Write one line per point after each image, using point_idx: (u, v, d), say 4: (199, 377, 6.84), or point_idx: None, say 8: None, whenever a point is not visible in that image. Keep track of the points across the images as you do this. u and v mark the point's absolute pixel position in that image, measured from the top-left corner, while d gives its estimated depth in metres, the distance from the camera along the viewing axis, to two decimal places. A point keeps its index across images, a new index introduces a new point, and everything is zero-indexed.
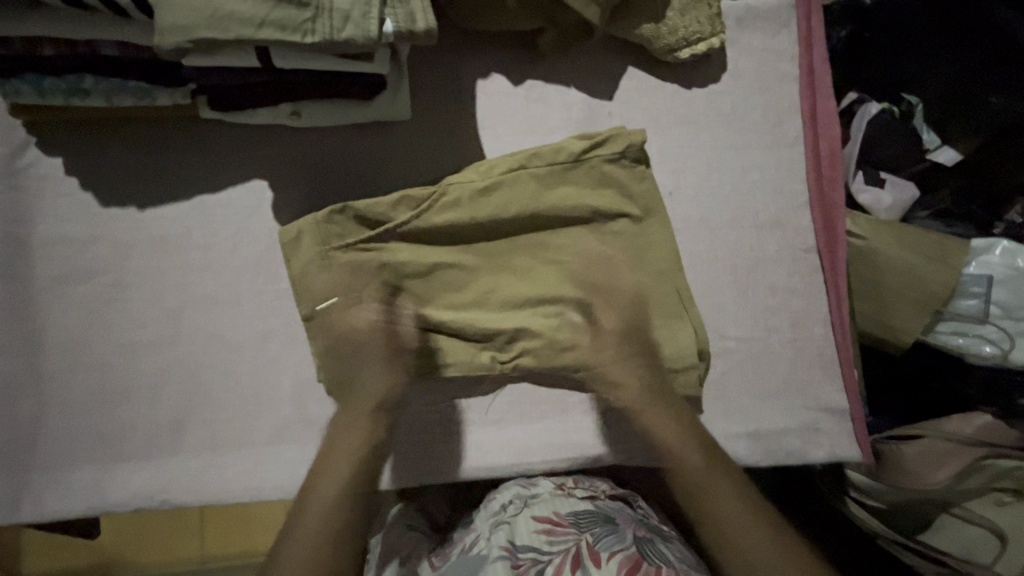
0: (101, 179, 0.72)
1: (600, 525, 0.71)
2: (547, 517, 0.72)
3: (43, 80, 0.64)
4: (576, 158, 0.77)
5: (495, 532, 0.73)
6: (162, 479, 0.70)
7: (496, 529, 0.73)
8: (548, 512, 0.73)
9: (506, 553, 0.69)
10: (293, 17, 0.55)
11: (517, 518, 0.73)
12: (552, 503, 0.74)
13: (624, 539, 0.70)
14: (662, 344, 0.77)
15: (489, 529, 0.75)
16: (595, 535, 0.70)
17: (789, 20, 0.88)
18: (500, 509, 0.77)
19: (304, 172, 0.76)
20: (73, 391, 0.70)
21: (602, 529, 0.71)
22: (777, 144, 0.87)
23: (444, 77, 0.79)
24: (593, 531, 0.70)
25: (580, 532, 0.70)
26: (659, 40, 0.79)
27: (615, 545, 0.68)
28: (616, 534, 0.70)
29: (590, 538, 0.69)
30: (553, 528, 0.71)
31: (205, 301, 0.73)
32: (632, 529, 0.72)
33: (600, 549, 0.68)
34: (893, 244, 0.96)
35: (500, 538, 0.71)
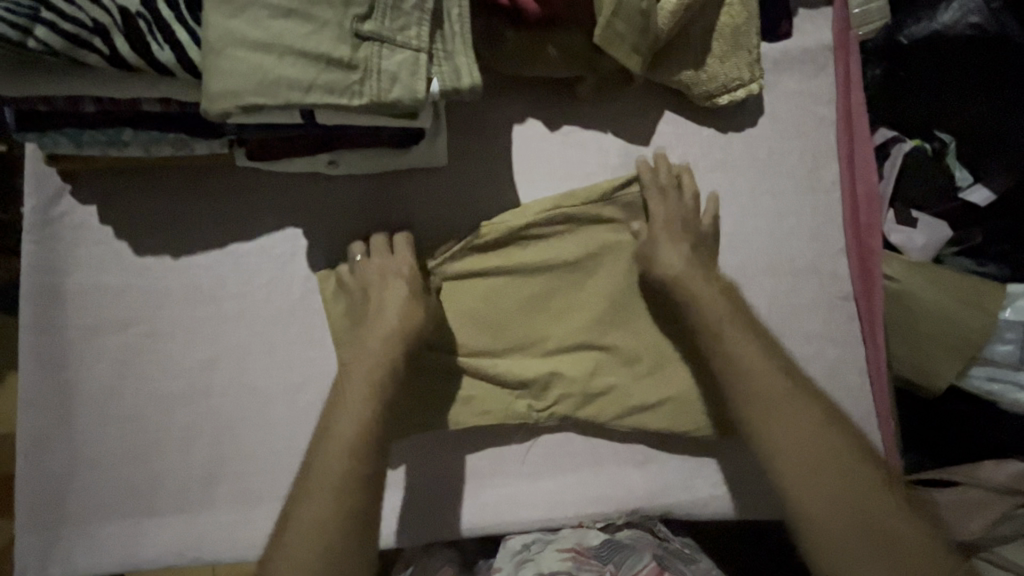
0: (136, 228, 0.72)
1: (623, 553, 0.74)
2: (570, 550, 0.74)
3: (82, 133, 0.63)
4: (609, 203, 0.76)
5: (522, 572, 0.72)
6: (195, 533, 0.70)
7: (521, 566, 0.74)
8: (571, 544, 0.74)
9: None
10: (341, 80, 0.55)
11: (541, 553, 0.74)
12: (572, 534, 0.76)
13: (644, 560, 0.73)
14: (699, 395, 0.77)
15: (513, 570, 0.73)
16: (616, 563, 0.72)
17: (826, 64, 0.87)
18: (519, 549, 0.76)
19: (339, 220, 0.75)
20: (106, 445, 0.69)
21: (621, 555, 0.74)
22: (814, 190, 0.86)
23: (479, 122, 0.78)
24: (614, 559, 0.73)
25: (603, 563, 0.72)
26: (698, 87, 0.78)
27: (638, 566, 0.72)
28: (636, 557, 0.73)
29: (614, 567, 0.72)
30: (577, 559, 0.73)
31: (237, 352, 0.72)
32: (649, 549, 0.75)
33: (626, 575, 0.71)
34: (930, 289, 0.92)
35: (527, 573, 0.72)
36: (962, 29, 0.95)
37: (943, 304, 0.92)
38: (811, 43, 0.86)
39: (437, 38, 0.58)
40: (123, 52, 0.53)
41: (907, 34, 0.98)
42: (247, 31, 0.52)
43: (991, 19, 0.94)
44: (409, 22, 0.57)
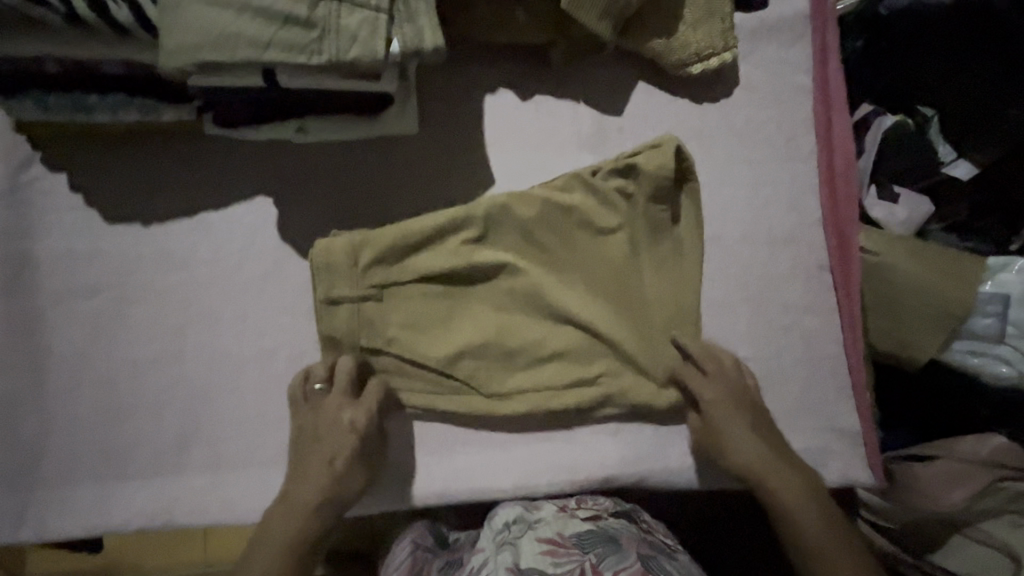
0: (106, 195, 0.72)
1: (601, 545, 0.70)
2: (550, 539, 0.71)
3: (47, 98, 0.63)
4: (583, 180, 0.75)
5: (501, 553, 0.70)
6: (165, 498, 0.70)
7: (498, 548, 0.71)
8: (552, 534, 0.72)
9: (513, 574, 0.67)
10: (299, 38, 0.55)
11: (521, 539, 0.72)
12: (555, 524, 0.73)
13: (627, 556, 0.69)
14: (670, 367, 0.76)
15: (495, 550, 0.72)
16: (599, 555, 0.69)
17: (803, 32, 0.86)
18: (501, 526, 0.75)
19: (309, 188, 0.75)
20: (77, 410, 0.70)
21: (604, 549, 0.70)
22: (791, 160, 0.85)
23: (451, 91, 0.78)
24: (596, 552, 0.69)
25: (583, 554, 0.69)
26: (670, 55, 0.78)
27: (620, 564, 0.68)
28: (619, 553, 0.69)
29: (594, 558, 0.68)
30: (556, 550, 0.70)
31: (209, 318, 0.72)
32: (636, 547, 0.71)
33: (603, 568, 0.67)
34: (908, 261, 0.93)
35: (504, 558, 0.69)
36: None
37: (922, 276, 0.92)
38: (788, 11, 0.86)
39: None
40: (80, 10, 0.53)
41: (887, 5, 0.96)
42: None
43: None
44: None
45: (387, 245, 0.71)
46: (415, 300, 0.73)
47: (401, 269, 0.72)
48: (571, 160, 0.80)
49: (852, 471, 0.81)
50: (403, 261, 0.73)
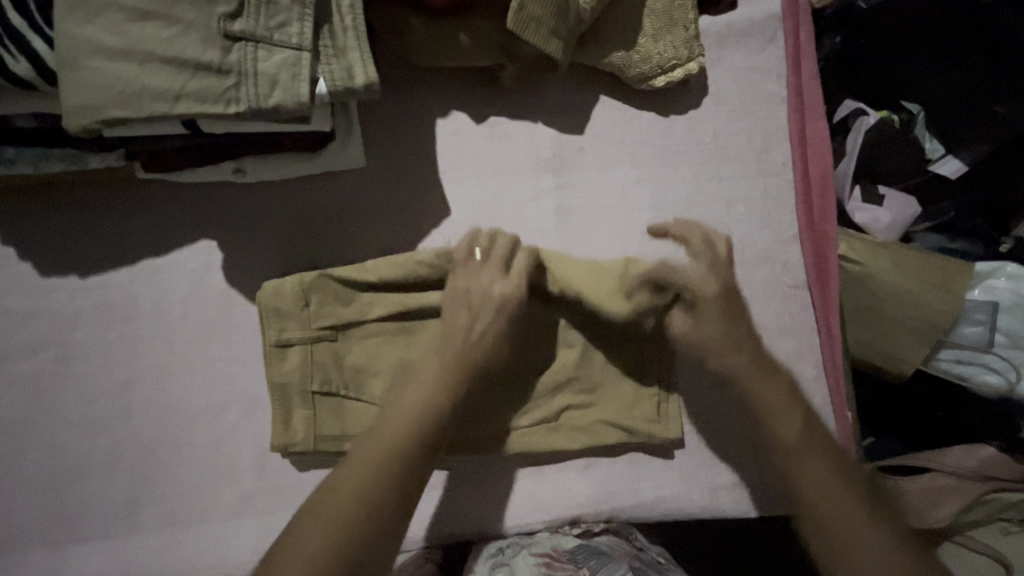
0: (41, 247, 0.69)
1: (599, 560, 0.69)
2: (545, 554, 0.70)
3: None
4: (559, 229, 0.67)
5: None
6: (122, 559, 0.68)
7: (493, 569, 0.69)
8: (547, 548, 0.70)
9: None
10: (213, 86, 0.51)
11: (516, 558, 0.69)
12: (550, 539, 0.72)
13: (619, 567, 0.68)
14: (640, 400, 0.73)
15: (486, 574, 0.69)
16: (592, 568, 0.68)
17: (775, 35, 0.81)
18: (493, 552, 0.72)
19: (254, 230, 0.71)
20: (25, 473, 0.68)
21: (597, 562, 0.69)
22: (764, 173, 0.81)
23: (401, 118, 0.74)
24: (589, 565, 0.68)
25: (577, 568, 0.68)
26: (630, 69, 0.73)
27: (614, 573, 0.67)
28: (610, 563, 0.68)
29: (589, 572, 0.68)
30: (551, 565, 0.68)
31: (156, 371, 0.70)
32: (628, 558, 0.69)
33: None
34: (892, 270, 0.89)
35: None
36: None
37: (907, 287, 0.88)
38: (757, 13, 0.80)
39: (324, 34, 0.54)
40: None
41: None
42: (103, 40, 0.48)
43: None
44: (289, 18, 0.52)
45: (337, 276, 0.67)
46: (372, 338, 0.69)
47: (354, 309, 0.68)
48: (531, 184, 0.76)
49: None
50: (360, 299, 0.68)
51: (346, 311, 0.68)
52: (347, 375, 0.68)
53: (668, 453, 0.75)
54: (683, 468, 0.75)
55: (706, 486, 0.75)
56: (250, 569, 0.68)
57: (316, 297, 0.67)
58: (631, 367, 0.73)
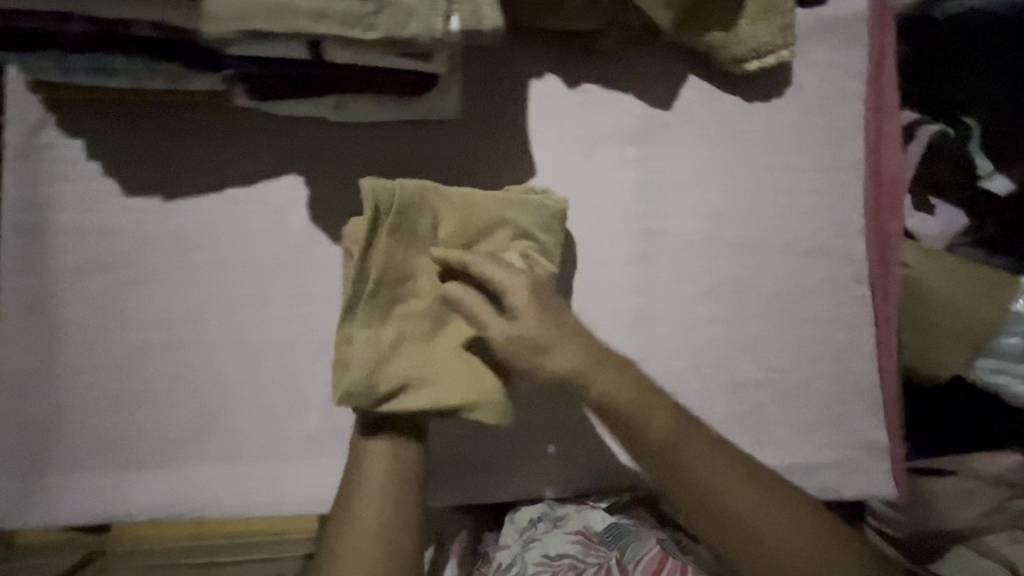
0: (126, 165, 0.67)
1: (628, 540, 0.74)
2: (577, 532, 0.74)
3: (68, 58, 0.58)
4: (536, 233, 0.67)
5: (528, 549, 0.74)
6: (182, 487, 0.67)
7: (526, 544, 0.74)
8: (578, 528, 0.74)
9: (543, 568, 0.72)
10: (353, 10, 0.50)
11: (548, 536, 0.74)
12: (581, 517, 0.75)
13: (645, 543, 0.74)
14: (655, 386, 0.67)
15: (521, 544, 0.75)
16: (621, 550, 0.73)
17: (860, 34, 0.83)
18: (527, 524, 0.76)
19: (340, 171, 0.71)
20: (89, 393, 0.66)
21: (624, 542, 0.74)
22: (836, 167, 0.82)
23: (496, 74, 0.74)
24: (618, 546, 0.73)
25: (608, 550, 0.73)
26: (726, 50, 0.74)
27: (641, 553, 0.72)
28: (638, 541, 0.74)
29: (618, 554, 0.73)
30: (584, 544, 0.74)
31: (229, 302, 0.69)
32: (653, 533, 0.75)
33: (626, 561, 0.72)
34: (941, 275, 0.91)
35: (534, 554, 0.73)
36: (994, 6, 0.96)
37: (952, 293, 0.91)
38: (846, 11, 0.82)
39: None
40: None
41: (941, 10, 0.97)
42: None
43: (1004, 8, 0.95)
44: None
45: (428, 197, 0.63)
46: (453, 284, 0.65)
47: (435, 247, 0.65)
48: (615, 155, 0.77)
49: (874, 486, 0.81)
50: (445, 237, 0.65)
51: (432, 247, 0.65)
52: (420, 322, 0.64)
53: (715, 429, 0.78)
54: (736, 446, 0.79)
55: None
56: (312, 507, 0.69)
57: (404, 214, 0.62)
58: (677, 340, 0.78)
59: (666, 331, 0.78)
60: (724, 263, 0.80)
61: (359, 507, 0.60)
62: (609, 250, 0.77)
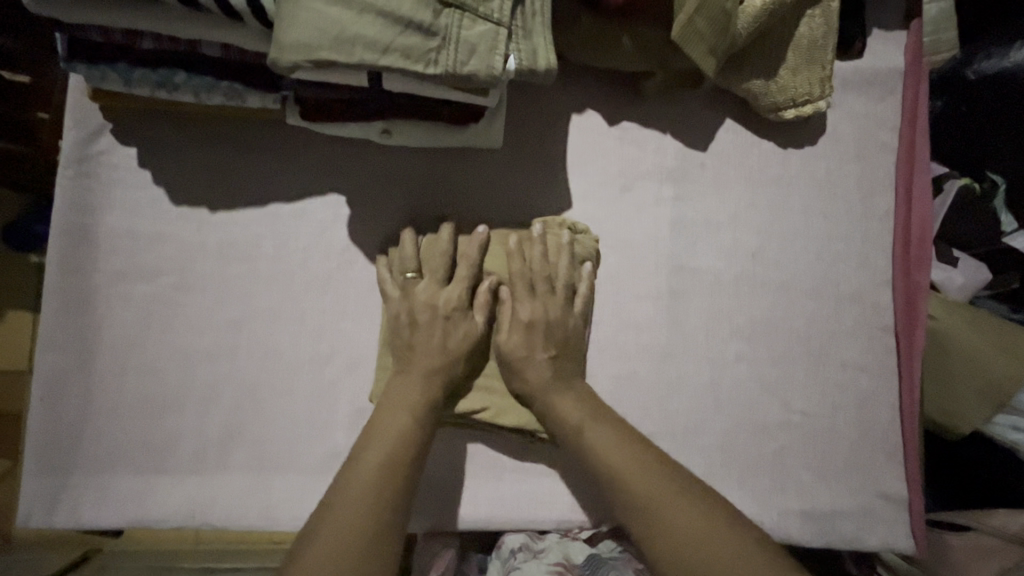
0: (177, 175, 0.69)
1: (608, 572, 0.71)
2: (558, 564, 0.71)
3: (133, 71, 0.60)
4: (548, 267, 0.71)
5: None
6: (206, 495, 0.67)
7: None
8: (560, 559, 0.71)
9: None
10: (418, 46, 0.52)
11: (527, 564, 0.71)
12: (563, 548, 0.73)
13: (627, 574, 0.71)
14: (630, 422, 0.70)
15: None
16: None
17: (895, 88, 0.84)
18: (508, 556, 0.74)
19: (383, 192, 0.72)
20: (123, 397, 0.67)
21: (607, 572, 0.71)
22: (866, 218, 0.84)
23: (540, 107, 0.76)
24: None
25: None
26: (766, 97, 0.76)
27: None
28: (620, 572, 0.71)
29: None
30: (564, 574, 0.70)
31: (266, 314, 0.70)
32: (634, 564, 0.72)
33: None
34: (965, 328, 0.92)
35: None
36: None
37: (974, 347, 0.91)
38: (883, 66, 0.84)
39: (519, 15, 0.56)
40: None
41: (974, 69, 0.97)
42: None
43: None
44: None
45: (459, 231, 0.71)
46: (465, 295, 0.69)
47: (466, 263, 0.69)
48: (651, 191, 0.78)
49: (894, 537, 0.80)
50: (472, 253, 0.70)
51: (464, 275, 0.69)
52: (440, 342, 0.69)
53: (735, 469, 0.78)
54: (755, 487, 0.78)
55: (773, 508, 0.78)
56: None
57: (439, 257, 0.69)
58: (704, 380, 0.78)
59: (692, 370, 0.78)
60: (753, 305, 0.80)
61: (356, 479, 0.58)
62: (641, 285, 0.78)
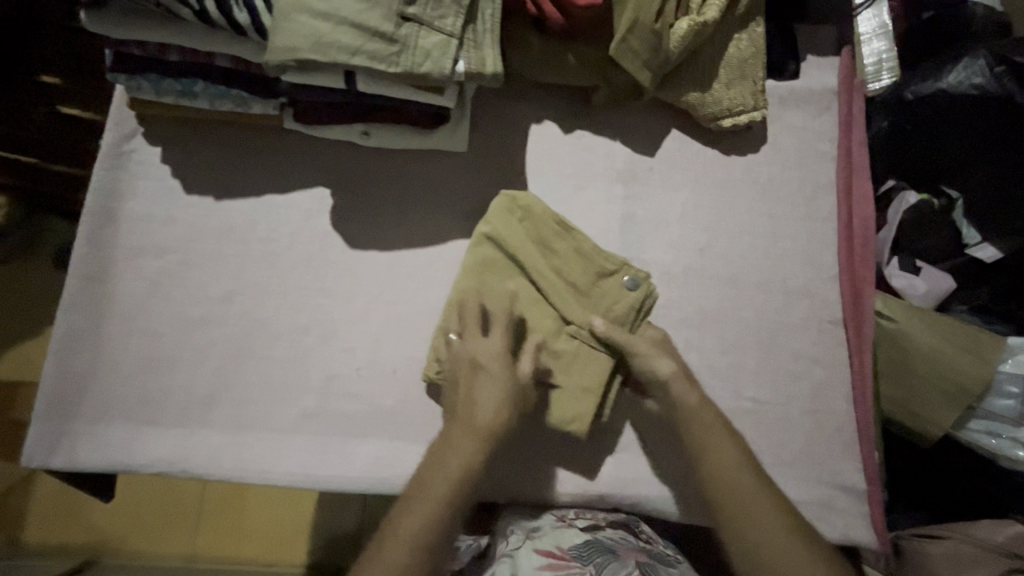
0: (191, 169, 0.82)
1: (605, 558, 0.70)
2: (549, 551, 0.71)
3: (163, 81, 0.74)
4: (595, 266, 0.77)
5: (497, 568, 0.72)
6: (187, 447, 0.74)
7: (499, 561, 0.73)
8: (550, 546, 0.72)
9: None
10: (381, 50, 0.65)
11: (520, 549, 0.72)
12: (554, 537, 0.73)
13: (625, 563, 0.70)
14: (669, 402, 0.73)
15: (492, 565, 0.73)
16: (597, 564, 0.69)
17: (830, 104, 0.93)
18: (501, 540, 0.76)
19: (363, 187, 0.84)
20: (125, 354, 0.76)
21: (603, 559, 0.70)
22: (811, 218, 0.90)
23: (502, 118, 0.87)
24: (595, 561, 0.70)
25: (583, 565, 0.69)
26: (703, 108, 0.85)
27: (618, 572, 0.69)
28: (617, 560, 0.70)
29: (595, 569, 0.69)
30: (554, 563, 0.70)
31: (255, 288, 0.79)
32: (632, 555, 0.72)
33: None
34: (925, 330, 0.93)
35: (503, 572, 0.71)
36: (965, 89, 0.98)
37: (937, 349, 0.92)
38: (816, 86, 0.94)
39: (469, 29, 0.68)
40: (210, 10, 0.64)
41: (913, 91, 1.03)
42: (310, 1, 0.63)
43: (995, 82, 0.96)
44: (447, 13, 0.67)
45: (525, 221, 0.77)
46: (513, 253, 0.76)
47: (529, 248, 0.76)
48: (603, 190, 0.87)
49: (854, 530, 0.79)
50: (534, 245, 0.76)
51: (573, 305, 0.76)
52: (485, 302, 0.75)
53: None
54: None
55: None
56: (297, 481, 0.74)
57: (510, 247, 0.76)
58: None
59: None
60: (703, 296, 0.86)
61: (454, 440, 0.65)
62: None
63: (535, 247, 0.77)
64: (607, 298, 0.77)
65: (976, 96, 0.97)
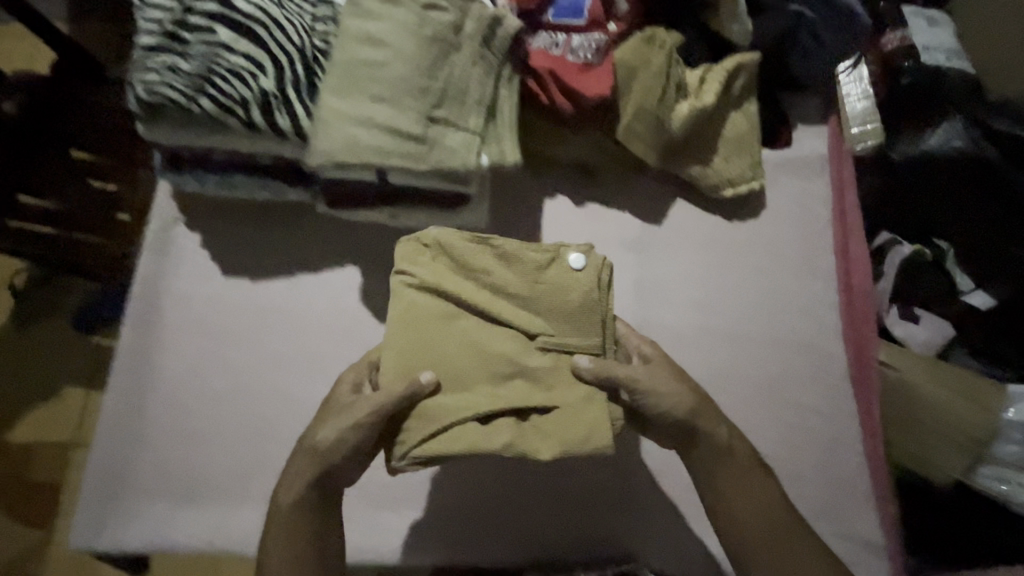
0: (227, 253, 0.87)
1: None
2: None
3: (206, 176, 0.80)
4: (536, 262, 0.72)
5: None
6: (225, 523, 0.77)
7: None
8: None
9: None
10: (413, 149, 0.71)
11: None
12: None
13: None
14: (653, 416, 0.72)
15: None
16: None
17: (822, 169, 1.00)
18: None
19: (387, 265, 0.89)
20: (165, 433, 0.80)
21: None
22: (811, 277, 0.95)
23: (516, 194, 0.93)
24: None
25: None
26: (705, 179, 0.92)
27: None
28: None
29: None
30: None
31: (289, 364, 0.84)
32: None
33: None
34: (928, 379, 0.97)
35: None
36: (947, 150, 1.08)
37: (941, 398, 0.96)
38: (808, 153, 1.00)
39: (491, 126, 0.75)
40: (257, 119, 0.70)
41: (898, 153, 1.10)
42: (349, 111, 0.70)
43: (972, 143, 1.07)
44: (471, 112, 0.73)
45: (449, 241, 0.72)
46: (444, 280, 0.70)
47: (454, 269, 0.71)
48: (614, 258, 0.92)
49: None
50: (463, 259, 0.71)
51: (510, 311, 0.70)
52: (415, 334, 0.69)
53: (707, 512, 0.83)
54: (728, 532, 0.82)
55: None
56: None
57: (431, 268, 0.71)
58: None
59: None
60: (713, 356, 0.90)
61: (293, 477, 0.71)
62: None
63: (461, 277, 0.72)
64: (561, 289, 0.71)
65: (952, 158, 1.07)
